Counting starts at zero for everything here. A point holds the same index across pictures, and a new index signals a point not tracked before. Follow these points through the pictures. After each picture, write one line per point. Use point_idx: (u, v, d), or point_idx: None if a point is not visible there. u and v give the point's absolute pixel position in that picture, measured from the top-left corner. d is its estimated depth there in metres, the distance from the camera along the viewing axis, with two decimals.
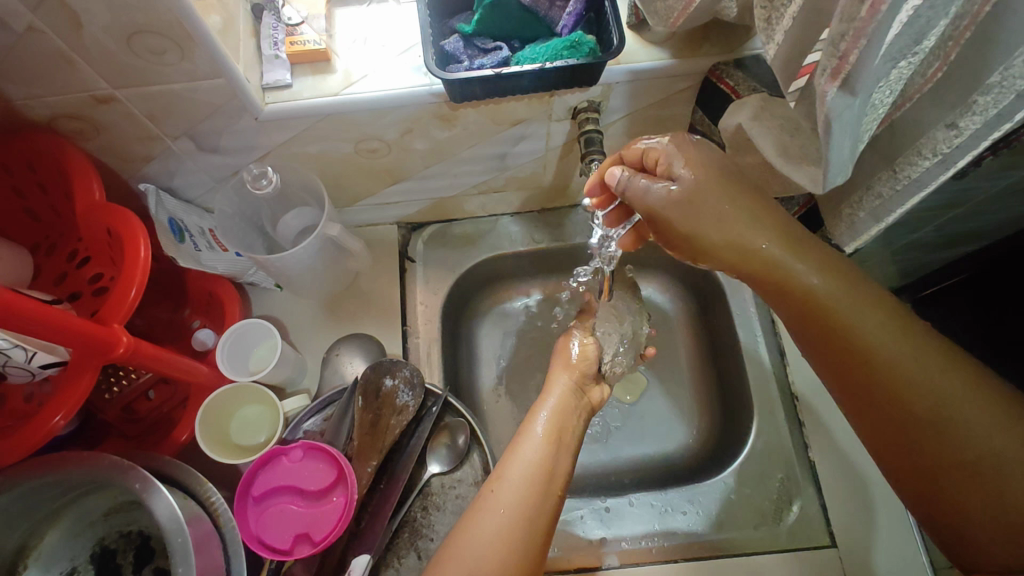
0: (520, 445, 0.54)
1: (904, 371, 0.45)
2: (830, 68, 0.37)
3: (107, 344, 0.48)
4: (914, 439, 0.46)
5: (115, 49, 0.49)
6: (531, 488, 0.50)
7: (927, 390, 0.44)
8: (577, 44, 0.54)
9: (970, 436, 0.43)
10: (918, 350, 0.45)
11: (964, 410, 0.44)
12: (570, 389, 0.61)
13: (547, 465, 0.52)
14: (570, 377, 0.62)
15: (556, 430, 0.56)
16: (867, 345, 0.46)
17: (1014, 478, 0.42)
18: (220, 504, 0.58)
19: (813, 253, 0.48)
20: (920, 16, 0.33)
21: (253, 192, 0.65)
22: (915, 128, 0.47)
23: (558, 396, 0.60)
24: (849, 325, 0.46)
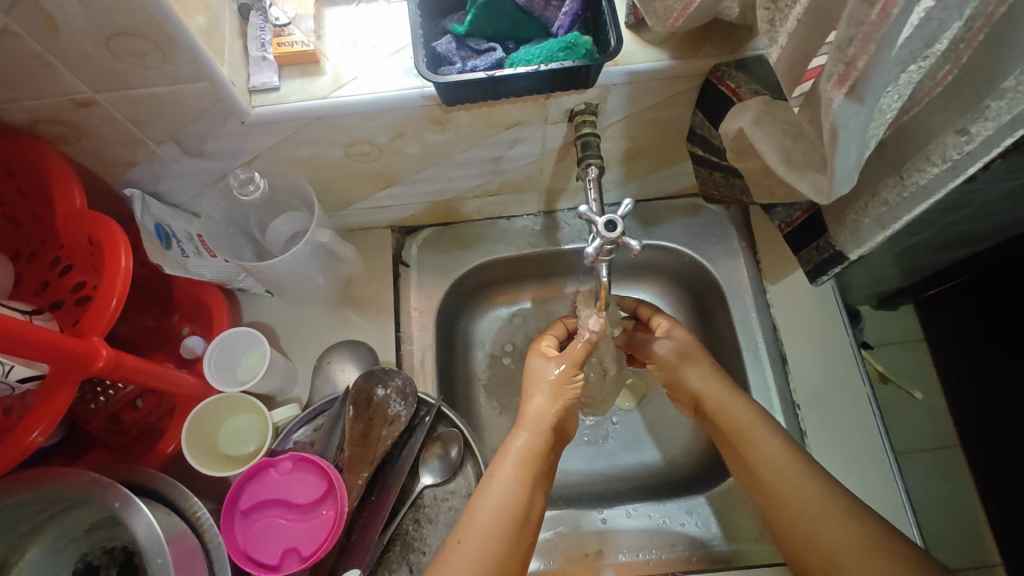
0: (488, 487, 0.58)
1: (761, 452, 0.61)
2: (837, 74, 0.35)
3: (87, 358, 0.47)
4: (771, 508, 0.59)
5: (94, 52, 0.47)
6: (498, 533, 0.54)
7: (777, 472, 0.59)
8: (573, 45, 0.53)
9: (833, 535, 0.54)
10: (779, 445, 0.61)
11: (804, 492, 0.57)
12: (544, 417, 0.64)
13: (518, 505, 0.56)
14: (552, 408, 0.64)
15: (525, 472, 0.59)
16: (744, 435, 0.62)
17: (838, 553, 0.53)
18: (206, 518, 0.56)
19: (713, 370, 0.68)
20: (932, 19, 0.31)
21: (240, 198, 0.63)
22: (923, 133, 0.45)
23: (530, 434, 0.62)
24: (748, 433, 0.62)
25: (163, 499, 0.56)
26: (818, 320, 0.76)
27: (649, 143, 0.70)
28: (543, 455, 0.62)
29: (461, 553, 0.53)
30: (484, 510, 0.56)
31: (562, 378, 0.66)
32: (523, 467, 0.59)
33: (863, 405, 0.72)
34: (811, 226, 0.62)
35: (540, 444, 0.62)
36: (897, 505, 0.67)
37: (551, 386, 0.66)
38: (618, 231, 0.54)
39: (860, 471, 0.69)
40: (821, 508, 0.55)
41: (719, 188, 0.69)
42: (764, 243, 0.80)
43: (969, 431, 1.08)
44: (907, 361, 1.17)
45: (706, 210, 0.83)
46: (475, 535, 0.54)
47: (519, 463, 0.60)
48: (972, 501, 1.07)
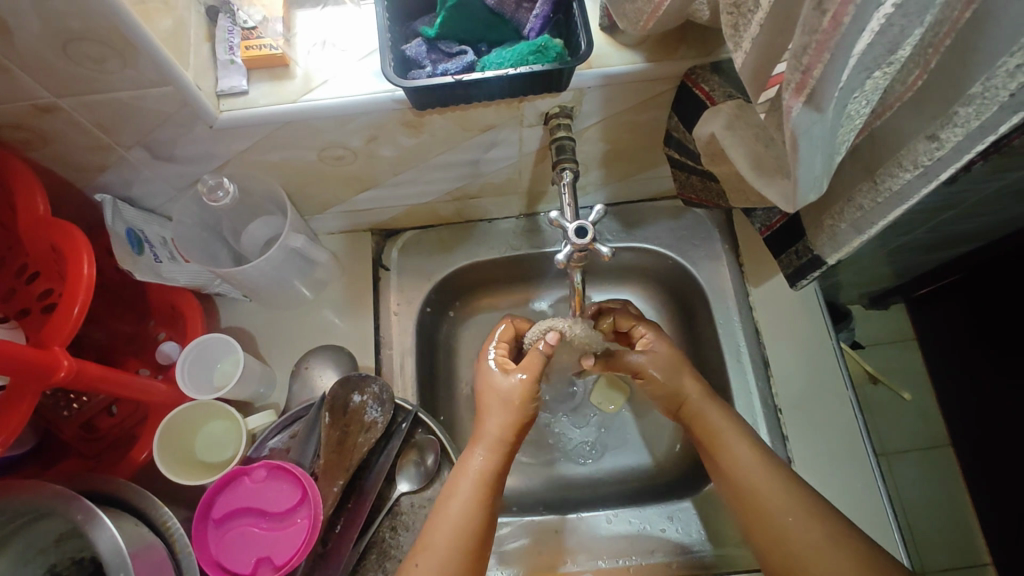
0: (445, 506, 0.58)
1: (738, 458, 0.60)
2: (794, 83, 0.34)
3: (48, 368, 0.47)
4: (746, 514, 0.59)
5: (52, 57, 0.46)
6: (454, 556, 0.55)
7: (753, 479, 0.59)
8: (543, 49, 0.52)
9: (802, 532, 0.55)
10: (754, 451, 0.60)
11: (780, 502, 0.57)
12: (501, 434, 0.63)
13: (475, 528, 0.57)
14: (503, 426, 0.63)
15: (483, 493, 0.59)
16: (722, 440, 0.62)
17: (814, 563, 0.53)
18: (176, 528, 0.55)
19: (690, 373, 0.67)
20: (892, 25, 0.31)
21: (210, 203, 0.63)
22: (895, 139, 0.44)
23: (489, 452, 0.62)
24: (722, 439, 0.62)
25: (133, 509, 0.56)
26: (800, 323, 0.75)
27: (628, 145, 0.69)
28: (499, 474, 0.61)
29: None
30: (442, 532, 0.56)
31: (518, 393, 0.64)
32: (480, 487, 0.59)
33: (845, 409, 0.71)
34: (790, 228, 0.61)
35: (498, 463, 0.62)
36: (878, 509, 0.67)
37: (501, 400, 0.65)
38: (589, 237, 0.54)
39: (841, 476, 0.69)
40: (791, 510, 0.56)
41: (697, 192, 0.69)
42: (747, 246, 0.80)
43: (960, 431, 1.07)
44: (896, 361, 1.17)
45: (689, 212, 0.82)
46: (431, 559, 0.55)
47: (476, 483, 0.60)
48: (962, 501, 1.07)
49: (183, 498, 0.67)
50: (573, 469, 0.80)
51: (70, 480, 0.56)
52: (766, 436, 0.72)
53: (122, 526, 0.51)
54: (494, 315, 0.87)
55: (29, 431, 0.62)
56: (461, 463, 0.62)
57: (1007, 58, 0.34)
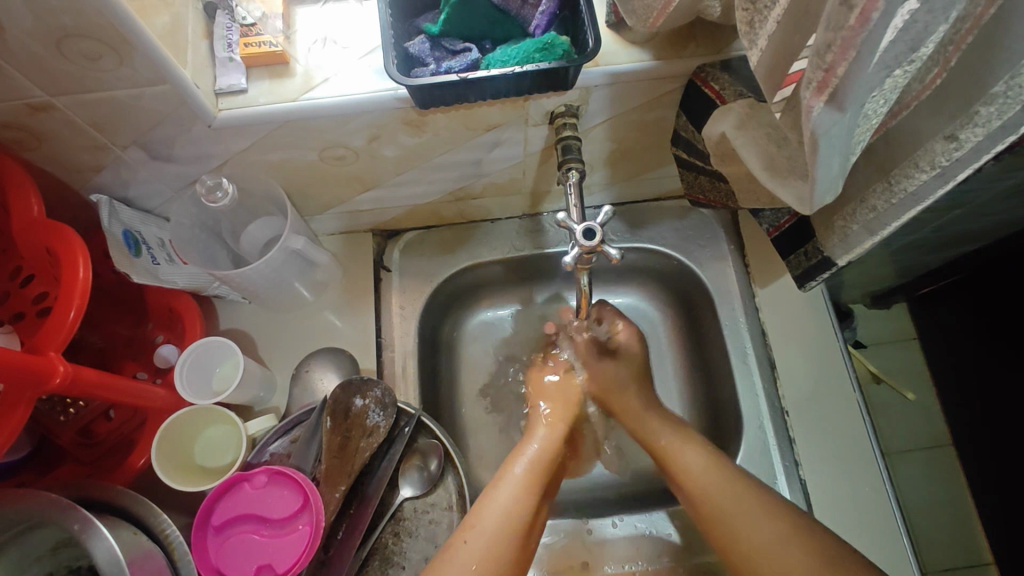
0: (495, 489, 0.59)
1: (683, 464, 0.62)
2: (815, 81, 0.33)
3: (43, 374, 0.46)
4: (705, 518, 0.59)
5: (45, 54, 0.45)
6: (504, 531, 0.55)
7: (698, 478, 0.60)
8: (549, 45, 0.50)
9: (750, 535, 0.54)
10: (696, 453, 0.62)
11: (721, 493, 0.58)
12: (552, 429, 0.68)
13: (528, 504, 0.59)
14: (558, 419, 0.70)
15: (535, 476, 0.62)
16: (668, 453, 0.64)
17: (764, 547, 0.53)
18: (176, 536, 0.55)
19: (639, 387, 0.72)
20: (917, 21, 0.29)
21: (208, 204, 0.61)
22: (911, 139, 0.43)
23: (542, 443, 0.66)
24: (673, 454, 0.64)
25: (131, 517, 0.55)
26: (807, 325, 0.75)
27: (634, 145, 0.68)
28: (551, 462, 0.64)
29: (463, 553, 0.54)
30: (494, 507, 0.57)
31: (561, 386, 0.75)
32: (533, 470, 0.62)
33: (853, 412, 0.70)
34: (799, 229, 0.60)
35: (551, 453, 0.65)
36: (886, 513, 0.66)
37: (560, 392, 0.74)
38: (596, 239, 0.53)
39: (849, 480, 0.68)
40: (738, 514, 0.56)
41: (704, 192, 0.68)
42: (754, 246, 0.79)
43: (962, 430, 1.07)
44: (900, 360, 1.16)
45: (694, 213, 0.81)
46: (482, 530, 0.55)
47: (529, 466, 0.62)
48: (965, 501, 1.06)
49: (182, 504, 0.66)
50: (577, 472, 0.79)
51: (66, 487, 0.55)
52: (773, 439, 0.71)
53: (120, 535, 0.50)
54: (496, 316, 0.86)
55: (25, 437, 0.61)
56: (516, 452, 0.65)
57: None
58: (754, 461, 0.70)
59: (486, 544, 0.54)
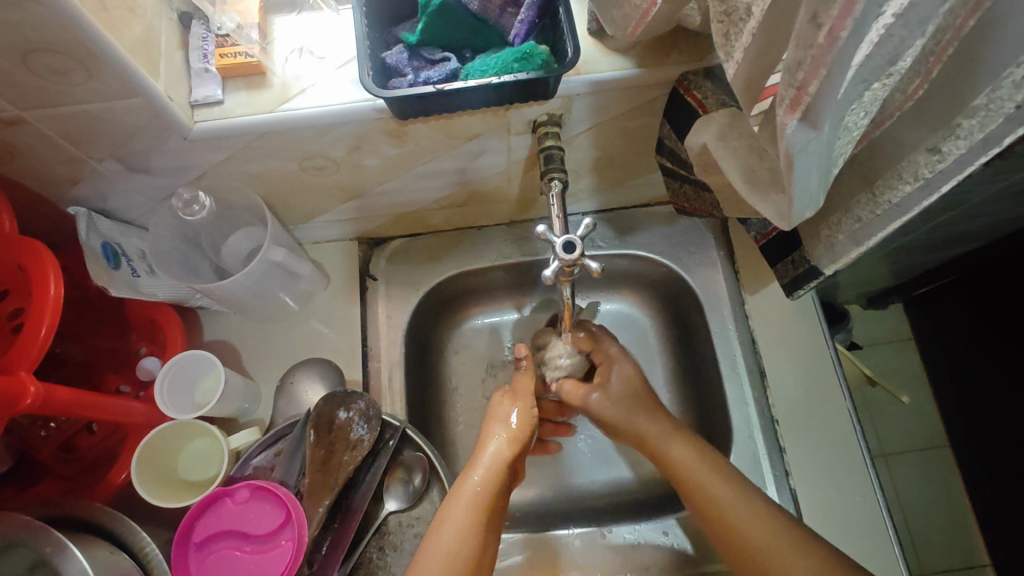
0: (447, 511, 0.56)
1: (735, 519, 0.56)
2: (789, 99, 0.33)
3: (13, 397, 0.45)
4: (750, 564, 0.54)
5: (11, 69, 0.44)
6: (461, 555, 0.53)
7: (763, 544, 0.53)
8: (528, 55, 0.50)
9: None
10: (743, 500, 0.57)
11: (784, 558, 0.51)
12: (502, 456, 0.61)
13: (472, 548, 0.54)
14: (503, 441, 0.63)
15: (477, 509, 0.56)
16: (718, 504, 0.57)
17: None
18: (155, 553, 0.54)
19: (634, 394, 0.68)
20: (892, 36, 0.29)
21: (186, 218, 0.60)
22: (894, 150, 0.42)
23: (484, 478, 0.59)
24: (727, 508, 0.56)
25: (110, 535, 0.54)
26: (798, 332, 0.74)
27: (620, 152, 0.67)
28: (486, 511, 0.56)
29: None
30: (442, 542, 0.53)
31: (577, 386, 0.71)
32: (481, 510, 0.56)
33: (842, 418, 0.69)
34: (786, 237, 0.59)
35: (486, 494, 0.57)
36: (878, 522, 0.65)
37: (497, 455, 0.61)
38: (577, 252, 0.52)
39: (838, 488, 0.67)
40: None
41: (690, 201, 0.67)
42: (742, 252, 0.78)
43: (959, 432, 1.06)
44: (895, 362, 1.15)
45: (684, 219, 0.81)
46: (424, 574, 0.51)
47: (477, 503, 0.56)
48: (962, 503, 1.06)
49: (166, 518, 0.66)
50: (568, 480, 0.78)
51: (42, 507, 0.54)
52: (763, 448, 0.70)
53: (96, 558, 0.49)
54: (484, 323, 0.85)
55: (4, 451, 0.60)
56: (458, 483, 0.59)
57: (1012, 69, 0.32)
58: (744, 470, 0.69)
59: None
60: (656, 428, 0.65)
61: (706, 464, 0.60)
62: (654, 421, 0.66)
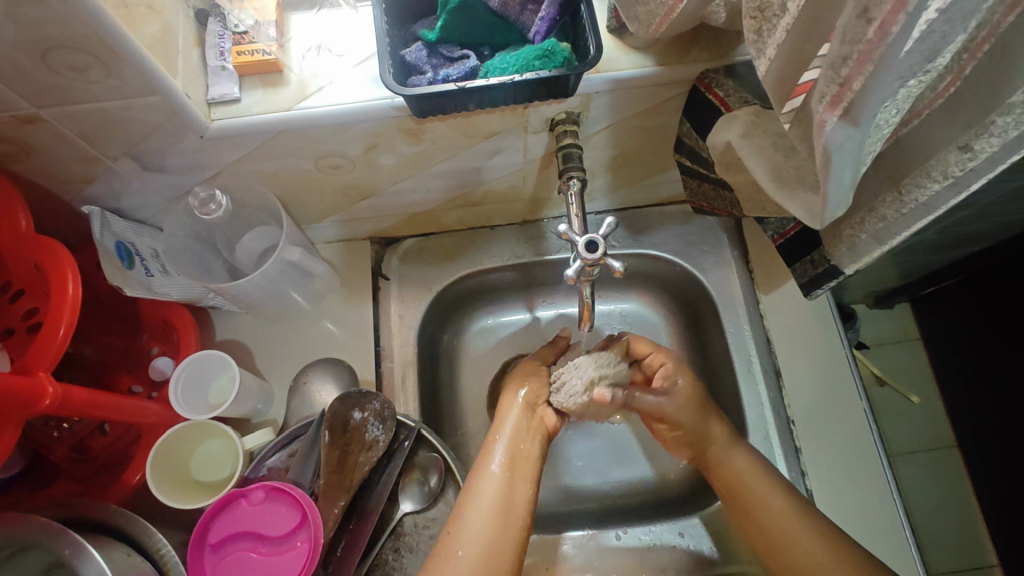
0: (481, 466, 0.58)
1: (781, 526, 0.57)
2: (829, 95, 0.32)
3: (31, 397, 0.44)
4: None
5: (31, 66, 0.44)
6: (502, 504, 0.55)
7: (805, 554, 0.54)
8: (550, 53, 0.49)
9: None
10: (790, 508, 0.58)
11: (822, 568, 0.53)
12: (522, 417, 0.62)
13: (512, 496, 0.56)
14: (523, 400, 0.64)
15: (506, 468, 0.57)
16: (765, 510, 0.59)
17: None
18: (171, 555, 0.54)
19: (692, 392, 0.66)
20: (935, 31, 0.28)
21: (201, 217, 0.60)
22: (923, 149, 0.42)
23: (505, 442, 0.59)
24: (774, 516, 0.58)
25: (126, 536, 0.54)
26: (813, 332, 0.73)
27: (636, 150, 0.67)
28: (511, 469, 0.57)
29: (466, 531, 0.53)
30: (478, 501, 0.55)
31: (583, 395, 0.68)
32: (510, 467, 0.58)
33: (859, 419, 0.69)
34: (805, 237, 0.59)
35: (510, 455, 0.58)
36: (895, 523, 0.65)
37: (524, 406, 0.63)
38: (600, 251, 0.52)
39: (855, 488, 0.67)
40: None
41: (708, 200, 0.67)
42: (756, 251, 0.78)
43: (967, 433, 1.05)
44: (905, 362, 1.14)
45: (697, 218, 0.80)
46: (473, 519, 0.53)
47: (506, 463, 0.58)
48: (971, 504, 1.05)
49: (179, 520, 0.65)
50: (581, 481, 0.78)
51: (57, 508, 0.53)
52: (780, 449, 0.69)
53: (114, 560, 0.49)
54: (495, 323, 0.85)
55: (17, 452, 0.60)
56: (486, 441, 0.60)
57: None
58: None
59: (477, 545, 0.52)
60: (724, 434, 0.64)
61: (761, 476, 0.61)
62: (721, 426, 0.65)
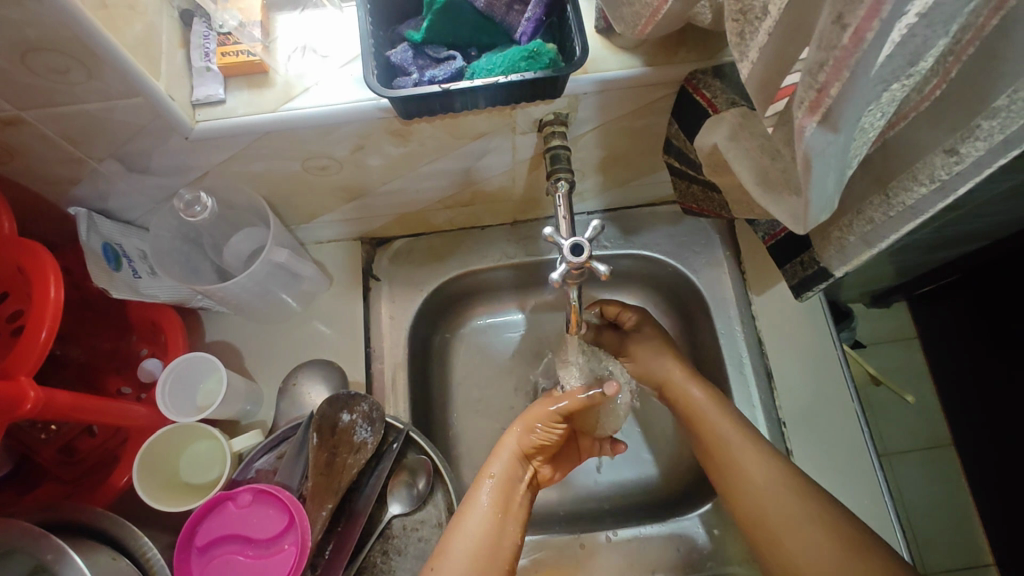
0: (468, 506, 0.58)
1: (777, 523, 0.56)
2: (807, 101, 0.32)
3: (13, 402, 0.44)
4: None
5: (10, 68, 0.43)
6: (486, 544, 0.55)
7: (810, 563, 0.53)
8: (535, 54, 0.49)
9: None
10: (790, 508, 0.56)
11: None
12: (513, 461, 0.62)
13: (497, 538, 0.56)
14: (517, 449, 0.63)
15: (494, 509, 0.57)
16: (763, 506, 0.58)
17: None
18: (157, 559, 0.53)
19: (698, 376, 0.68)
20: (915, 35, 0.28)
21: (187, 219, 0.60)
22: (909, 151, 0.41)
23: (494, 485, 0.59)
24: (770, 513, 0.57)
25: (112, 539, 0.54)
26: (804, 333, 0.73)
27: (626, 151, 0.67)
28: (501, 515, 0.57)
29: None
30: (463, 538, 0.55)
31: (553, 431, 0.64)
32: (500, 508, 0.58)
33: (850, 420, 0.69)
34: (795, 238, 0.58)
35: (500, 499, 0.58)
36: (886, 525, 0.64)
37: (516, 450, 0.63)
38: (585, 255, 0.52)
39: (846, 490, 0.66)
40: None
41: (698, 201, 0.66)
42: (748, 252, 0.77)
43: (964, 432, 1.05)
44: (900, 362, 1.14)
45: (689, 218, 0.80)
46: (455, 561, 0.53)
47: (496, 502, 0.58)
48: (966, 503, 1.05)
49: (168, 522, 0.65)
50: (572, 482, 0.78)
51: (43, 511, 0.53)
52: None
53: (99, 564, 0.48)
54: (487, 324, 0.84)
55: (4, 454, 0.59)
56: (476, 484, 0.60)
57: None
58: None
59: None
60: (727, 432, 0.63)
61: (747, 441, 0.61)
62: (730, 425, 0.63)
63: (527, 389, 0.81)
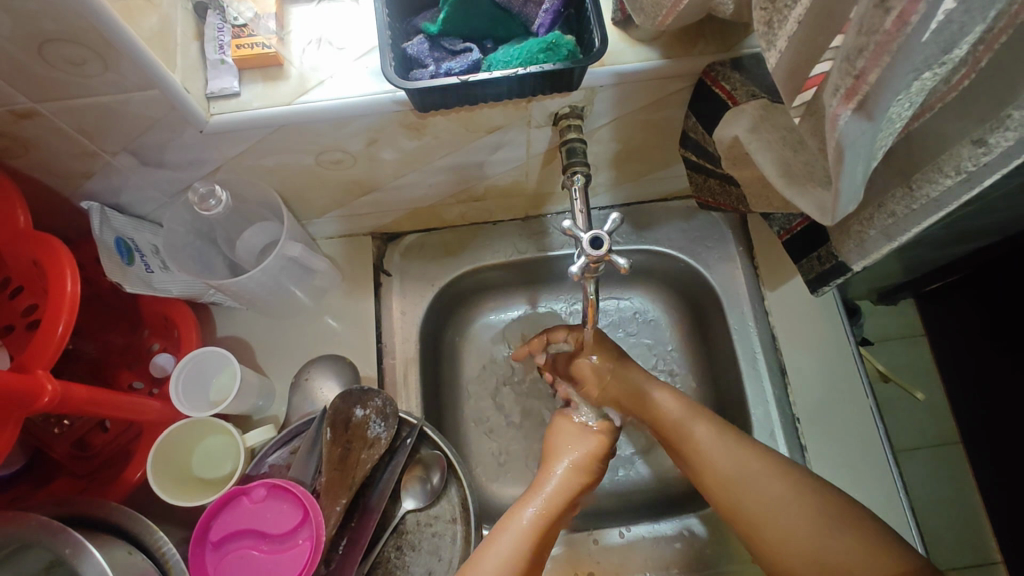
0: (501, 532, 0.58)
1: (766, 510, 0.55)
2: (844, 88, 0.32)
3: (31, 395, 0.44)
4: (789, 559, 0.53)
5: (26, 60, 0.43)
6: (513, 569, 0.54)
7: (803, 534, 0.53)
8: (554, 45, 0.48)
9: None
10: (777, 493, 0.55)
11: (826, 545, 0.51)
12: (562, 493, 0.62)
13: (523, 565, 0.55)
14: (570, 479, 0.63)
15: (524, 550, 0.55)
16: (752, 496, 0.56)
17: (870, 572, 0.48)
18: (173, 554, 0.53)
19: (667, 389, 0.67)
20: (952, 22, 0.27)
21: (201, 212, 0.60)
22: (935, 143, 0.41)
23: (523, 530, 0.58)
24: (753, 500, 0.56)
25: (127, 534, 0.53)
26: (817, 329, 0.73)
27: (640, 145, 0.66)
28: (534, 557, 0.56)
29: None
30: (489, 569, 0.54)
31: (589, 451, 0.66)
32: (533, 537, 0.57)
33: (864, 416, 0.68)
34: (813, 233, 0.58)
35: (528, 544, 0.56)
36: (901, 521, 0.64)
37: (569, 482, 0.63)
38: (604, 248, 0.51)
39: (861, 486, 0.66)
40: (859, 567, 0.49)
41: (715, 195, 0.66)
42: (762, 247, 0.77)
43: (971, 429, 1.05)
44: (911, 359, 1.13)
45: (702, 213, 0.79)
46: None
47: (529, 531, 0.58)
48: (974, 500, 1.04)
49: (182, 516, 0.65)
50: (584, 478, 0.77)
51: (60, 506, 0.53)
52: (785, 446, 0.69)
53: (116, 557, 0.48)
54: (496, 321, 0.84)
55: (19, 448, 0.59)
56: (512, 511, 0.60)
57: None
58: None
59: None
60: (696, 424, 0.63)
61: (716, 436, 0.61)
62: (699, 418, 0.63)
63: (538, 385, 0.81)
